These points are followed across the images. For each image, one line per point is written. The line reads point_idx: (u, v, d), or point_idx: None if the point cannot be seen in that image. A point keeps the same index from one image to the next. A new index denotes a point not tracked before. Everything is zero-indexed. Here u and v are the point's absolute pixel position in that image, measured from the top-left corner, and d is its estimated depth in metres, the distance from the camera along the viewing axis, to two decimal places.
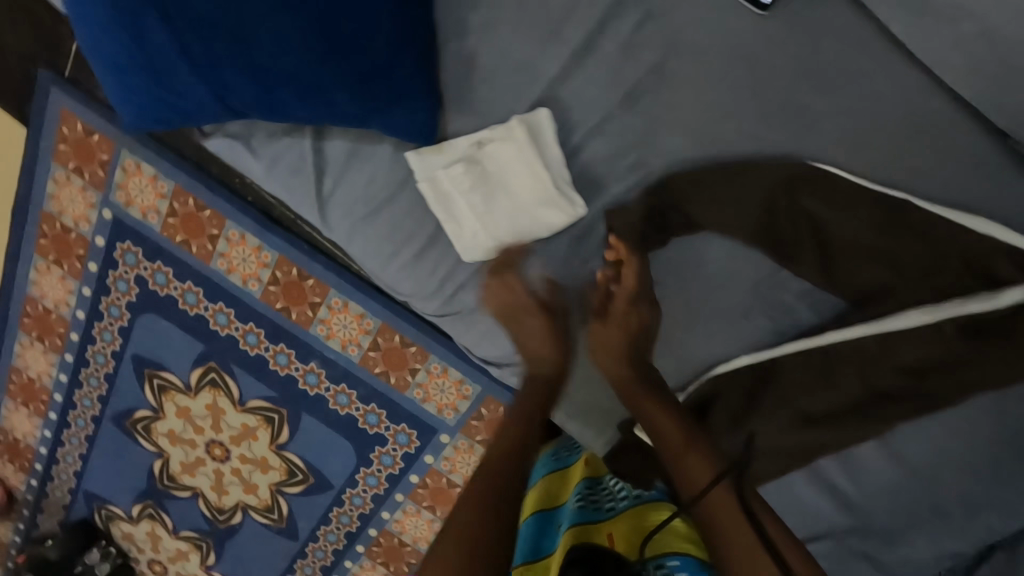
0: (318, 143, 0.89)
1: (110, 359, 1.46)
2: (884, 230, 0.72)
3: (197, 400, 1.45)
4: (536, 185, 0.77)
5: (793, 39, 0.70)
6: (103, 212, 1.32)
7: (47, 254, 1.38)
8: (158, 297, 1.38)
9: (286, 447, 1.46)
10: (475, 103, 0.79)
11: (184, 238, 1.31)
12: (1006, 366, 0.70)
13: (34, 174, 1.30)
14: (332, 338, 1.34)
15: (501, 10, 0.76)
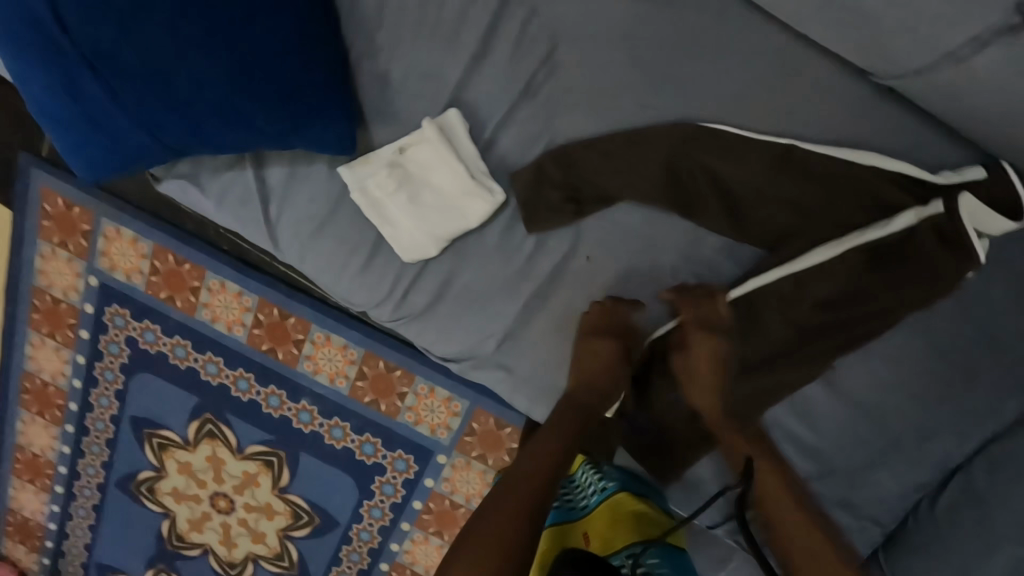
0: (258, 172, 0.96)
1: (109, 424, 1.50)
2: (775, 173, 0.78)
3: (198, 454, 1.49)
4: (455, 179, 0.84)
5: (661, 16, 0.77)
6: (89, 279, 1.40)
7: (40, 328, 1.45)
8: (150, 355, 1.44)
9: (290, 490, 1.49)
10: (394, 114, 0.86)
11: (169, 294, 1.38)
12: (908, 285, 0.77)
13: (24, 253, 1.39)
14: (320, 373, 1.40)
15: (403, 29, 0.83)
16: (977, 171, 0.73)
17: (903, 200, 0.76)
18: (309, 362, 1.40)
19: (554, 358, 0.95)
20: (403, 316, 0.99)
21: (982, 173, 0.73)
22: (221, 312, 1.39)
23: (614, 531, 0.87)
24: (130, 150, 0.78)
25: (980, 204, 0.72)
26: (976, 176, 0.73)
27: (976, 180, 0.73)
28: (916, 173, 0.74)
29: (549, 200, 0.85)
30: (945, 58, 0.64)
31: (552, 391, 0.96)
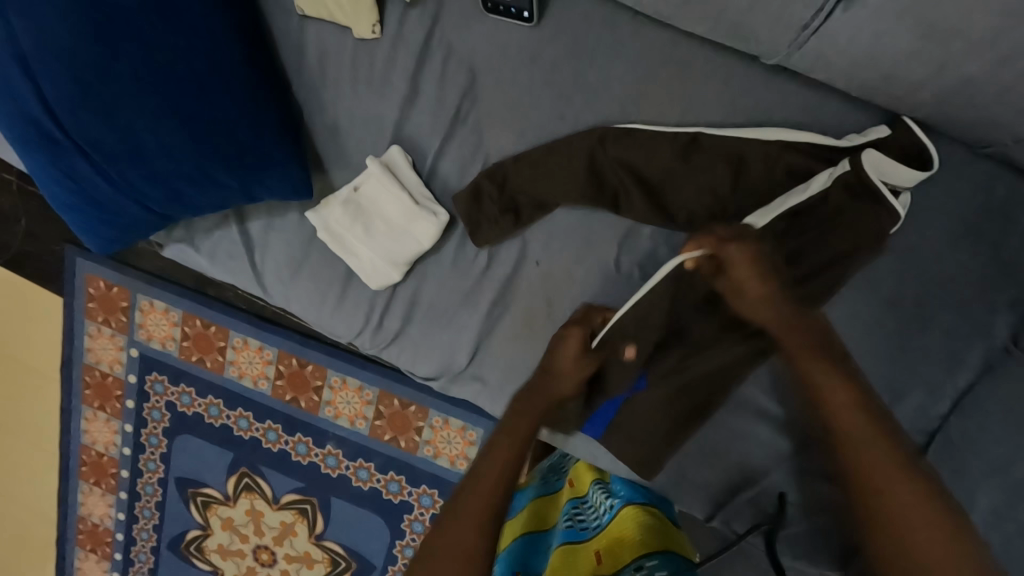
0: (242, 227, 1.08)
1: (157, 487, 1.60)
2: (687, 160, 0.83)
3: (238, 508, 1.57)
4: (403, 207, 0.93)
5: (562, 35, 0.85)
6: (130, 350, 1.55)
7: (92, 403, 1.59)
8: (187, 416, 1.56)
9: (325, 536, 1.54)
10: (351, 160, 0.97)
11: (199, 356, 1.51)
12: (846, 239, 0.78)
13: (74, 334, 1.55)
14: (340, 416, 1.48)
15: (343, 84, 0.94)
16: (880, 129, 0.77)
17: (818, 165, 0.79)
18: (330, 407, 1.48)
19: (522, 364, 0.99)
20: (383, 341, 1.06)
21: (884, 130, 0.77)
22: (247, 367, 1.50)
23: (622, 546, 0.92)
24: (128, 219, 0.93)
25: (888, 159, 0.75)
26: (879, 133, 0.77)
27: (881, 136, 0.77)
28: (822, 139, 0.78)
29: (490, 214, 0.92)
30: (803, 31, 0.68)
31: None
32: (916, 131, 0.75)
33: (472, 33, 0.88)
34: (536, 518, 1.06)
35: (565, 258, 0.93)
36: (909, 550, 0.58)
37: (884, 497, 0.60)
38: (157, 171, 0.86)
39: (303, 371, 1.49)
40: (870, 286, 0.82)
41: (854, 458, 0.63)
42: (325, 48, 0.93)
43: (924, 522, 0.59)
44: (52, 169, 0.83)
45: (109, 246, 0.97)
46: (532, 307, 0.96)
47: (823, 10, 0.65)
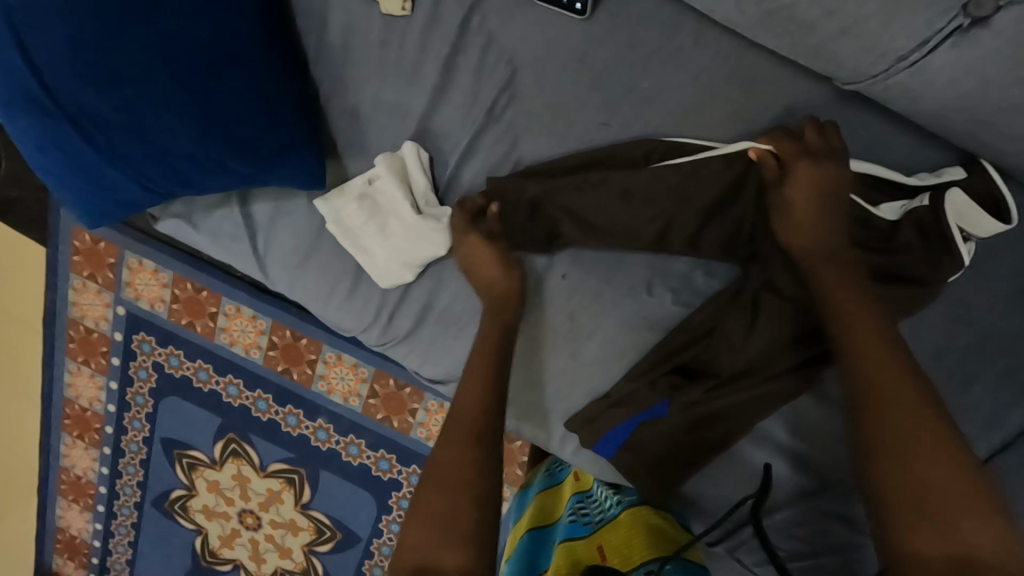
0: (245, 209, 1.00)
1: (143, 445, 1.56)
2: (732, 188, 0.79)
3: (224, 472, 1.54)
4: (416, 210, 0.87)
5: (614, 34, 0.78)
6: (117, 308, 1.48)
7: (76, 356, 1.52)
8: (175, 379, 1.51)
9: (312, 506, 1.52)
10: (368, 146, 0.89)
11: (189, 320, 1.45)
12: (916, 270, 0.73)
13: (58, 287, 1.47)
14: (333, 392, 1.44)
15: (366, 60, 0.85)
16: (957, 171, 0.72)
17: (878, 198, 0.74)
18: (322, 381, 1.44)
19: (534, 374, 0.96)
20: (390, 338, 1.01)
21: (961, 173, 0.71)
22: (239, 335, 1.45)
23: (629, 536, 0.88)
24: (123, 198, 0.84)
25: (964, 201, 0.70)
26: (954, 175, 0.71)
27: (956, 180, 0.71)
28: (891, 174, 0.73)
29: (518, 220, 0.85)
30: (897, 63, 0.61)
31: (536, 409, 0.97)
32: (997, 178, 0.70)
33: (515, 19, 0.80)
34: (538, 513, 1.02)
35: (592, 273, 0.89)
36: (926, 494, 0.58)
37: (885, 425, 0.61)
38: (157, 148, 0.78)
39: (297, 343, 1.43)
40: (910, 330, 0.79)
41: (878, 398, 0.62)
42: (349, 21, 0.84)
43: (935, 462, 0.59)
44: (41, 136, 0.74)
45: (100, 222, 0.88)
46: (553, 323, 0.92)
47: (926, 43, 0.58)
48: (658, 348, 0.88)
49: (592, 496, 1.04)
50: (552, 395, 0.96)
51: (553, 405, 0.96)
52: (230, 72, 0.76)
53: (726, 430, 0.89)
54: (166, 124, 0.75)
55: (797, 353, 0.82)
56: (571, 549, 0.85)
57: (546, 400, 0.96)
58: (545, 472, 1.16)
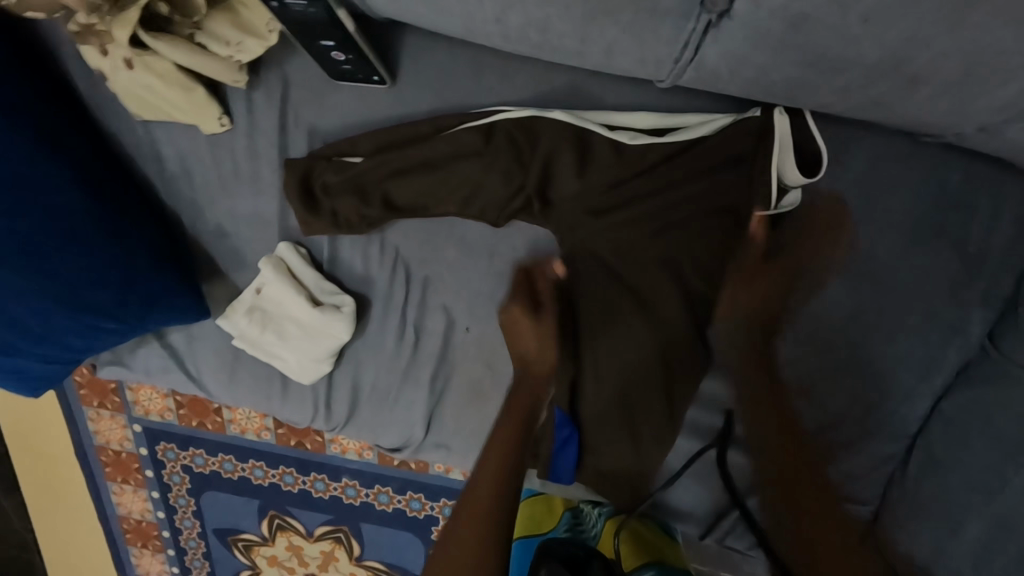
0: (163, 340, 1.03)
1: (199, 540, 1.64)
2: (577, 162, 0.76)
3: (278, 545, 1.61)
4: (305, 308, 0.86)
5: (428, 90, 0.77)
6: (134, 427, 1.54)
7: (115, 478, 1.60)
8: (206, 475, 1.56)
9: (365, 557, 1.57)
10: (249, 258, 0.90)
11: (198, 420, 1.51)
12: (741, 193, 0.74)
13: (76, 420, 1.54)
14: (347, 451, 1.47)
15: (212, 179, 0.85)
16: (782, 117, 0.71)
17: (699, 146, 0.74)
18: (335, 444, 1.47)
19: (478, 424, 0.96)
20: (337, 422, 1.02)
21: (803, 177, 0.71)
22: (246, 423, 1.49)
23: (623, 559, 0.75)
24: (37, 374, 0.87)
25: (789, 160, 0.70)
26: (799, 177, 0.70)
27: (752, 121, 0.72)
28: (699, 121, 0.74)
29: (346, 211, 0.78)
30: (677, 62, 0.63)
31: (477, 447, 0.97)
32: (810, 124, 0.71)
33: (332, 102, 0.78)
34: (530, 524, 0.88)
35: (493, 319, 0.88)
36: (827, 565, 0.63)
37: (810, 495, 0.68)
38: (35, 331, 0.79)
39: None
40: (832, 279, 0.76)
41: (802, 479, 0.69)
42: (185, 151, 0.84)
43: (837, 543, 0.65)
44: None
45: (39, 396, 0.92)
46: (475, 374, 0.92)
47: (688, 43, 0.60)
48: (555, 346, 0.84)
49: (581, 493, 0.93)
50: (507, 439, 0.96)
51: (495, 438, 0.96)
52: (74, 244, 0.76)
53: (658, 409, 0.83)
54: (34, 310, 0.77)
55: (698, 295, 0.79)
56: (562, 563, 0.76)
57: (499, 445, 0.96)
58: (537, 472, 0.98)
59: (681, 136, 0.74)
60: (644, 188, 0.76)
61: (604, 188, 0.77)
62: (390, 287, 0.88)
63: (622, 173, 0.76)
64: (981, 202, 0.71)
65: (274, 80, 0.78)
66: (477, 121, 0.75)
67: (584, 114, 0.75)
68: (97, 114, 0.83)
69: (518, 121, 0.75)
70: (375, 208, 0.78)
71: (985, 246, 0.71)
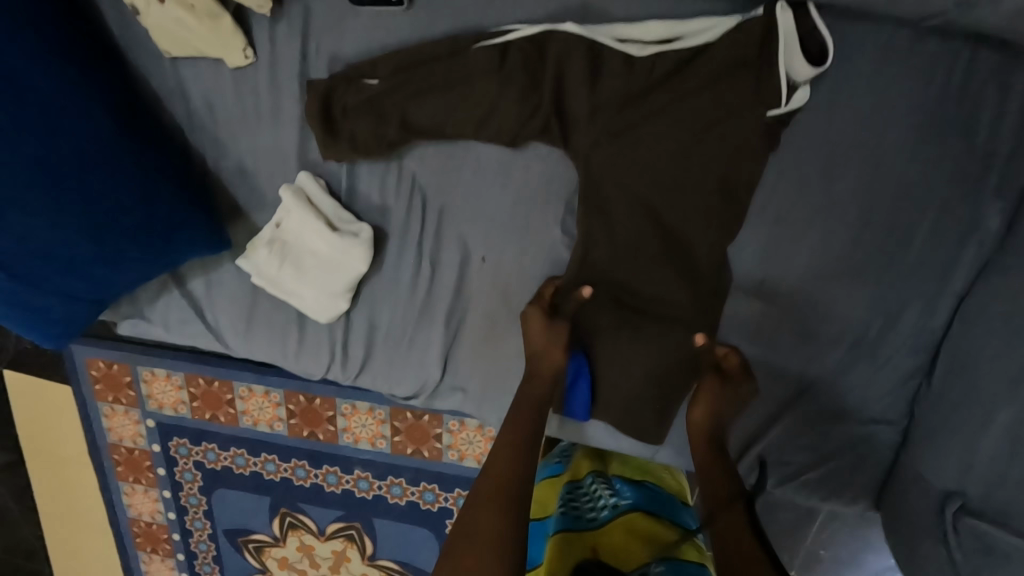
0: (183, 288, 1.03)
1: (210, 543, 1.60)
2: (590, 73, 0.76)
3: (289, 546, 1.58)
4: (324, 238, 0.87)
5: (442, 14, 0.79)
6: (147, 422, 1.50)
7: (126, 478, 1.56)
8: (218, 471, 1.52)
9: (378, 556, 1.54)
10: (268, 198, 0.92)
11: (211, 413, 1.46)
12: (752, 102, 0.73)
13: (90, 416, 1.50)
14: (360, 440, 1.43)
15: (236, 117, 0.88)
16: (785, 12, 0.69)
17: (706, 51, 0.73)
18: (347, 433, 1.43)
19: (493, 363, 0.95)
20: (352, 371, 1.02)
21: (812, 71, 0.71)
22: (259, 414, 1.45)
23: (631, 545, 0.69)
24: (64, 316, 0.89)
25: (797, 51, 0.71)
26: (808, 72, 0.71)
27: (757, 20, 0.70)
28: (707, 27, 0.73)
29: (363, 135, 0.81)
30: None
31: (493, 386, 0.97)
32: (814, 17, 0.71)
33: (351, 29, 0.81)
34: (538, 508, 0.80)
35: (509, 247, 0.88)
36: None
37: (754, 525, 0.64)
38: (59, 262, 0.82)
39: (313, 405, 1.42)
40: (850, 182, 0.75)
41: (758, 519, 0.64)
42: (209, 88, 0.87)
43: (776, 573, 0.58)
44: None
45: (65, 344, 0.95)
46: (492, 307, 0.92)
47: None
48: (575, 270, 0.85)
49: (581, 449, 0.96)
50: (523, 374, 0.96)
51: (511, 375, 0.95)
52: (105, 171, 0.80)
53: (681, 327, 0.84)
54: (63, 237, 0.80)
55: (717, 210, 0.79)
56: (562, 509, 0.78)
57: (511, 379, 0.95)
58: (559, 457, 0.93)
59: (687, 43, 0.74)
60: (659, 102, 0.76)
61: (618, 101, 0.77)
62: (406, 221, 0.90)
63: (634, 88, 0.76)
64: (994, 100, 0.71)
65: (296, 12, 0.81)
66: (489, 41, 0.77)
67: (595, 27, 0.75)
68: (126, 53, 0.87)
69: (529, 37, 0.76)
70: (392, 128, 0.80)
71: (997, 143, 0.72)
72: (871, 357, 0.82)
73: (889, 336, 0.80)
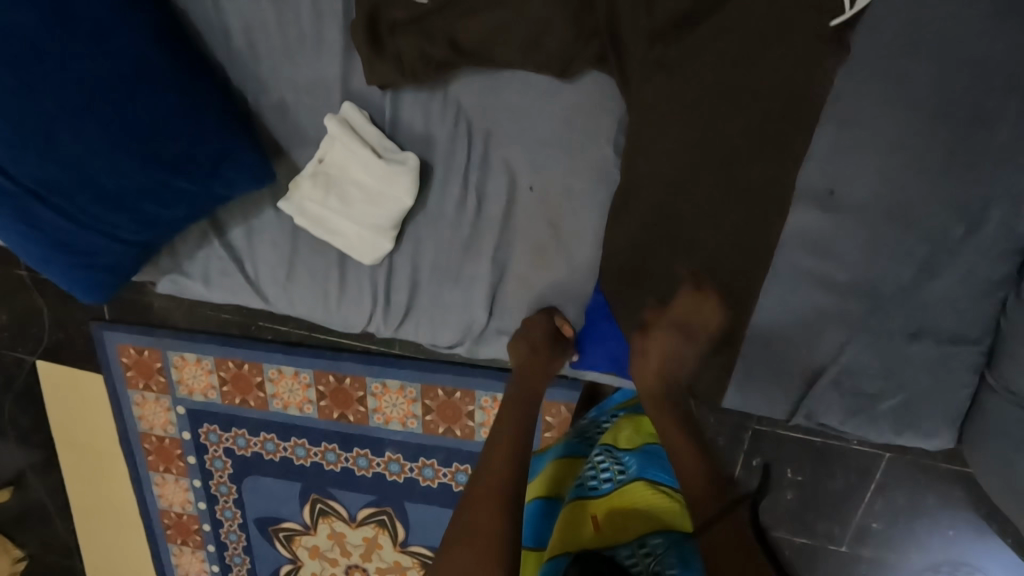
0: (223, 239, 1.02)
1: (240, 533, 1.52)
2: (644, 0, 0.72)
3: (320, 534, 1.49)
4: (369, 166, 0.85)
5: None
6: (178, 409, 1.44)
7: (157, 467, 1.50)
8: (248, 459, 1.46)
9: (410, 542, 1.44)
10: (309, 135, 0.91)
11: (241, 397, 1.41)
12: (815, 13, 0.69)
13: (120, 405, 1.45)
14: (391, 421, 1.36)
15: (278, 51, 0.87)
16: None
17: None
18: (378, 414, 1.37)
19: (546, 298, 0.92)
20: (395, 318, 0.99)
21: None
22: (288, 397, 1.39)
23: (627, 520, 0.68)
24: (108, 254, 0.89)
25: None
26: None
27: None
28: None
29: (408, 58, 0.79)
30: None
31: None
32: None
33: None
34: (552, 485, 0.78)
35: (558, 171, 0.85)
36: None
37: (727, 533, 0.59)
38: (101, 192, 0.81)
39: (343, 385, 1.37)
40: (927, 77, 0.71)
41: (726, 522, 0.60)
42: (249, 23, 0.86)
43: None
44: (24, 229, 0.81)
45: (110, 294, 0.95)
46: (538, 239, 0.89)
47: None
48: (623, 211, 0.82)
49: (600, 428, 0.89)
50: (574, 311, 0.92)
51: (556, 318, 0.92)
52: (142, 91, 0.78)
53: (739, 255, 0.79)
54: (104, 163, 0.79)
55: (784, 123, 0.73)
56: (563, 480, 0.79)
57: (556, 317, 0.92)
58: (577, 436, 0.88)
59: None
60: (717, 30, 0.72)
61: (672, 26, 0.73)
62: (453, 150, 0.87)
63: (690, 10, 0.72)
64: None
65: None
66: None
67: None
68: None
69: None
70: (439, 48, 0.78)
71: None
72: (954, 266, 0.76)
73: (973, 243, 0.75)
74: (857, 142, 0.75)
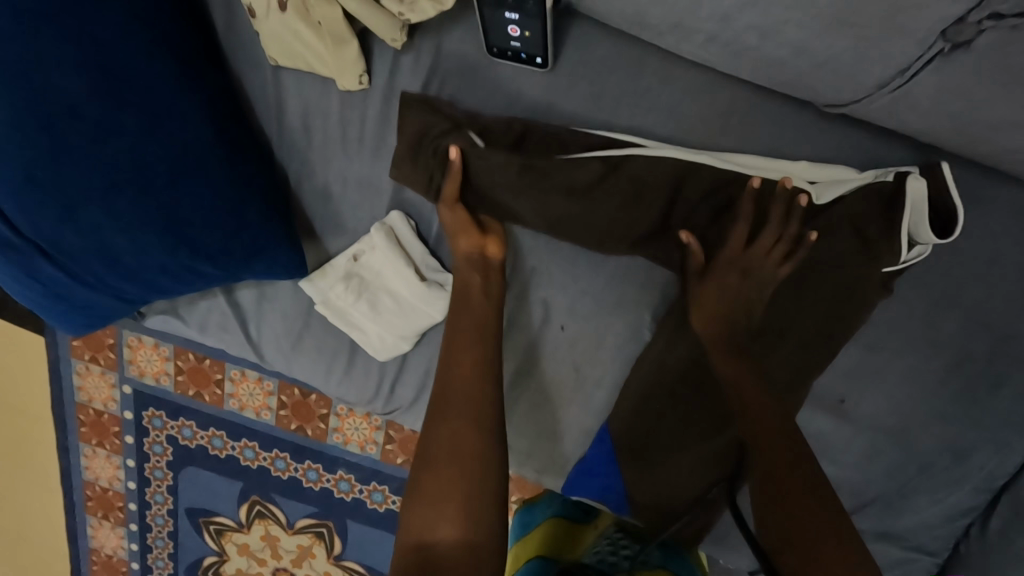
0: (230, 297, 0.97)
1: (168, 518, 1.35)
2: (723, 204, 0.76)
3: (253, 534, 1.34)
4: (407, 280, 0.84)
5: (583, 79, 0.78)
6: (123, 388, 1.29)
7: (89, 440, 1.33)
8: (191, 450, 1.31)
9: (345, 557, 1.30)
10: (345, 224, 0.87)
11: (196, 390, 1.26)
12: (871, 260, 0.73)
13: (60, 372, 1.29)
14: (348, 442, 1.24)
15: (334, 138, 0.83)
16: (919, 180, 0.69)
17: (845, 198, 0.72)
18: (337, 434, 1.24)
19: (552, 429, 0.90)
20: (395, 407, 0.96)
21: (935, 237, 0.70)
22: (247, 399, 1.25)
23: None
24: (106, 308, 0.81)
25: (925, 223, 0.69)
26: (931, 237, 0.70)
27: (885, 185, 0.71)
28: (858, 183, 0.72)
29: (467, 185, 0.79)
30: (878, 90, 0.62)
31: (537, 451, 0.92)
32: (950, 186, 0.68)
33: (479, 80, 0.79)
34: (546, 544, 0.83)
35: (594, 320, 0.85)
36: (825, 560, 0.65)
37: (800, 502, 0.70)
38: (117, 264, 0.73)
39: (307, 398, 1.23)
40: (947, 327, 0.76)
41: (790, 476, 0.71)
42: (308, 103, 0.82)
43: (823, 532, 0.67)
44: (22, 281, 0.72)
45: (86, 332, 0.84)
46: (557, 377, 0.88)
47: (906, 70, 0.59)
48: (650, 374, 0.84)
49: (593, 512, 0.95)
50: (578, 447, 0.90)
51: (551, 446, 0.91)
52: (188, 171, 0.72)
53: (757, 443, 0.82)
54: (131, 242, 0.71)
55: (815, 346, 0.79)
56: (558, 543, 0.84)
57: (550, 446, 0.91)
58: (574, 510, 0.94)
59: (818, 192, 0.73)
60: (754, 260, 0.76)
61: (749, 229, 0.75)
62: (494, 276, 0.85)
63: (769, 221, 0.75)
64: None
65: (427, 50, 0.78)
66: (640, 146, 0.75)
67: (733, 156, 0.74)
68: (228, 50, 0.81)
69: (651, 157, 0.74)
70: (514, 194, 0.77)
71: None
72: (932, 489, 0.81)
73: (955, 475, 0.80)
74: (877, 366, 0.79)
